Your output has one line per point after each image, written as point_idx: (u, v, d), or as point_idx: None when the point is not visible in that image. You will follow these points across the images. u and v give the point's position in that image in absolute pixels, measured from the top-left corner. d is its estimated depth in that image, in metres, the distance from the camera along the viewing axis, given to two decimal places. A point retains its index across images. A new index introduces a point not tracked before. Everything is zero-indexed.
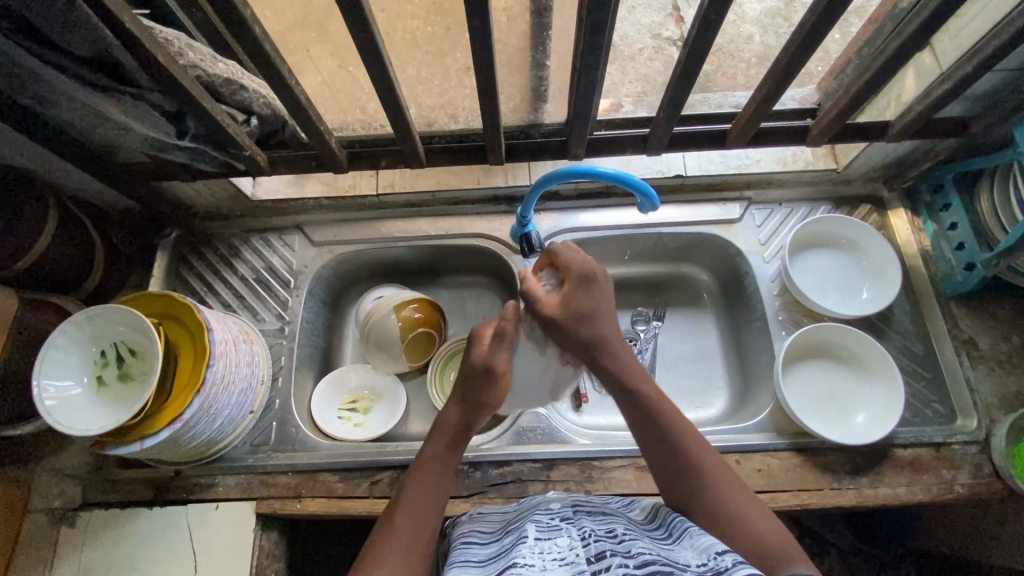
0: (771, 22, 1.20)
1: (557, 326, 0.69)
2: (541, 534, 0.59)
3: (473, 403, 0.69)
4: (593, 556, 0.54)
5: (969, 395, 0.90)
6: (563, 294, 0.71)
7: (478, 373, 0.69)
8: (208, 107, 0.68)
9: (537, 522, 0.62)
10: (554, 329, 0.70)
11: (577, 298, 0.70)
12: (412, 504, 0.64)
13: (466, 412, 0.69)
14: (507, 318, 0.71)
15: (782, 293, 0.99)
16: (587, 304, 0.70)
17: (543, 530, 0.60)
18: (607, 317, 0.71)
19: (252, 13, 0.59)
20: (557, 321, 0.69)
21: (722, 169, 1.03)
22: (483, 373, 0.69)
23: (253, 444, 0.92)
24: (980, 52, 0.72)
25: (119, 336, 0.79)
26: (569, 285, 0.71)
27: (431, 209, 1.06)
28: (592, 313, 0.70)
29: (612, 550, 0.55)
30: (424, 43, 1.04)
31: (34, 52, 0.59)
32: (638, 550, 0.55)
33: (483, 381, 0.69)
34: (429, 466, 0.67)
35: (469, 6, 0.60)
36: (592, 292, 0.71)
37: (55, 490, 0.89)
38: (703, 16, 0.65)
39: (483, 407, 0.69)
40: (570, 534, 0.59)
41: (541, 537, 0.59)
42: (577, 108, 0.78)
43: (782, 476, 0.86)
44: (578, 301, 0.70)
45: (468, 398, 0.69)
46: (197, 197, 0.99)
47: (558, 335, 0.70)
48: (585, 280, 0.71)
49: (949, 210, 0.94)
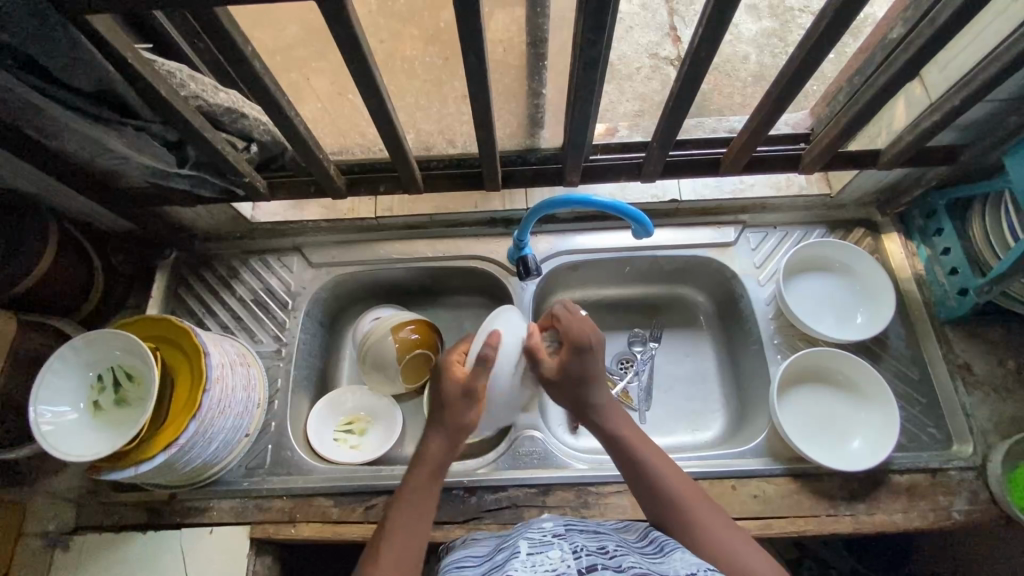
0: (766, 42, 1.22)
1: (555, 385, 0.77)
2: (533, 549, 0.59)
3: (446, 424, 0.73)
4: (585, 567, 0.55)
5: (964, 419, 0.91)
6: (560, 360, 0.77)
7: (449, 399, 0.74)
8: (208, 137, 0.69)
9: (529, 538, 0.62)
10: (554, 388, 0.77)
11: (571, 364, 0.76)
12: (396, 525, 0.66)
13: (443, 434, 0.73)
14: (490, 346, 0.74)
15: (778, 316, 1.00)
16: (581, 368, 0.76)
17: (535, 546, 0.60)
18: (598, 382, 0.76)
19: (253, 49, 0.60)
20: (557, 381, 0.77)
21: (717, 193, 1.04)
22: (445, 398, 0.75)
23: (249, 467, 0.92)
24: (967, 86, 0.73)
25: (117, 360, 0.79)
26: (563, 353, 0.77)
27: (429, 230, 1.07)
28: (585, 377, 0.76)
29: (603, 563, 0.56)
30: (422, 72, 1.07)
31: (37, 86, 0.60)
32: (629, 563, 0.56)
33: (445, 405, 0.75)
34: (410, 484, 0.70)
35: (465, 44, 0.61)
36: (588, 358, 0.76)
37: (50, 513, 0.90)
38: (695, 53, 0.67)
39: (458, 430, 0.74)
40: (561, 547, 0.59)
41: (533, 551, 0.59)
42: (572, 136, 0.79)
43: (778, 502, 0.86)
44: (572, 367, 0.76)
45: (443, 421, 0.74)
46: (197, 219, 1.00)
47: (558, 393, 0.78)
48: (580, 347, 0.76)
49: (942, 235, 0.95)
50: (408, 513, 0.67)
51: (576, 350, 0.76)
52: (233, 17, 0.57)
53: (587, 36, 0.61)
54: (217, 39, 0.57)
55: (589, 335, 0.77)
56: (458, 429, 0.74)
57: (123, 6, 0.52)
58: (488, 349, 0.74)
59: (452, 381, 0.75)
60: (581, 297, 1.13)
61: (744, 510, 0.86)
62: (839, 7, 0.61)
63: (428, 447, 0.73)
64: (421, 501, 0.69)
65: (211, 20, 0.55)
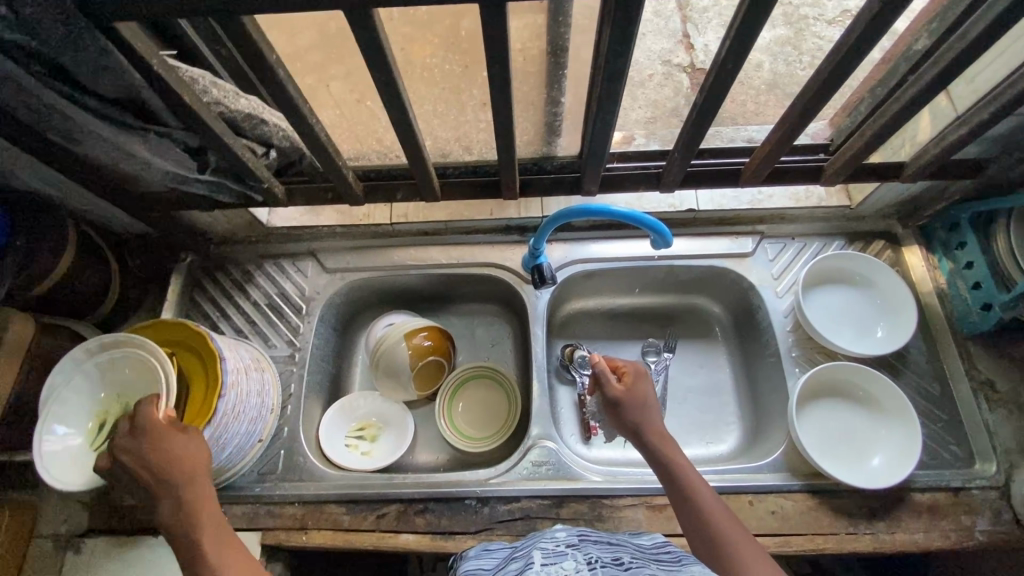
0: (780, 50, 1.21)
1: (620, 406, 0.77)
2: (547, 560, 0.58)
3: (172, 472, 0.67)
4: None
5: (987, 438, 0.89)
6: (624, 383, 0.80)
7: (159, 446, 0.67)
8: (229, 143, 0.70)
9: (542, 548, 0.61)
10: (618, 410, 0.78)
11: (639, 387, 0.79)
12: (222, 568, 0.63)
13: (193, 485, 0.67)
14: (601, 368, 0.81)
15: (796, 329, 0.98)
16: (645, 392, 0.79)
17: (549, 556, 0.59)
18: (658, 410, 0.78)
19: (277, 58, 0.60)
20: (619, 404, 0.77)
21: (736, 203, 1.04)
22: (176, 455, 0.68)
23: (261, 472, 0.92)
24: (996, 100, 0.72)
25: (115, 376, 0.76)
26: (629, 376, 0.80)
27: (443, 238, 1.07)
28: (647, 402, 0.78)
29: None
30: (440, 81, 1.08)
31: (63, 93, 0.60)
32: None
33: (176, 463, 0.67)
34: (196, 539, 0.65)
35: (489, 53, 0.60)
36: (648, 386, 0.80)
37: (62, 515, 0.89)
38: (721, 65, 0.66)
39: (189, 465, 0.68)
40: (576, 558, 0.58)
41: (547, 562, 0.58)
42: (592, 147, 0.79)
43: (796, 519, 0.85)
44: (639, 389, 0.79)
45: (163, 473, 0.66)
46: (214, 223, 1.00)
47: (620, 416, 0.77)
48: (642, 372, 0.81)
49: (964, 248, 0.93)
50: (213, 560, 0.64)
51: (637, 376, 0.80)
52: (260, 27, 0.57)
53: (613, 47, 0.60)
54: (244, 49, 0.57)
55: (645, 366, 0.82)
56: (204, 469, 0.69)
57: (152, 14, 0.52)
58: (598, 364, 0.81)
59: (168, 441, 0.68)
60: (595, 306, 1.12)
61: (762, 526, 0.84)
62: (869, 21, 0.60)
63: (189, 502, 0.66)
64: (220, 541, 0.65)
65: (239, 32, 0.55)
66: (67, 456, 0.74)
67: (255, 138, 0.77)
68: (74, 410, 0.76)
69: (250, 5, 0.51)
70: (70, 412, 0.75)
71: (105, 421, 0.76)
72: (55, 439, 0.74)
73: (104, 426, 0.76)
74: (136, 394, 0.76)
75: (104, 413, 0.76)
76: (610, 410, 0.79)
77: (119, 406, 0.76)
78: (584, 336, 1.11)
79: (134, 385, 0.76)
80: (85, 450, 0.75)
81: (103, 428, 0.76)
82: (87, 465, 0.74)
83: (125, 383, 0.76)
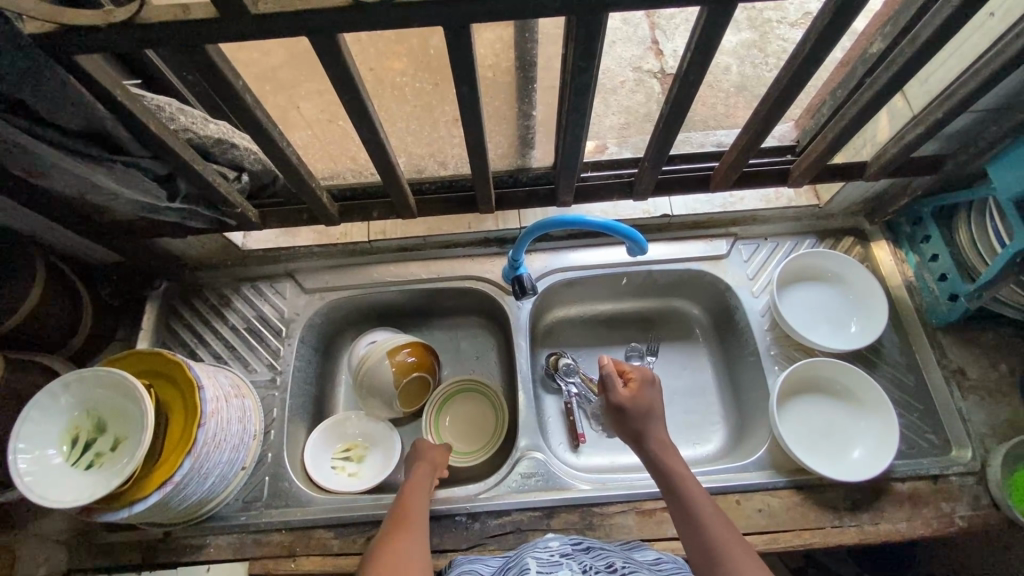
0: (746, 53, 1.24)
1: (623, 411, 0.79)
2: (543, 569, 0.60)
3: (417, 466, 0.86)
4: None
5: (962, 424, 0.91)
6: (631, 388, 0.81)
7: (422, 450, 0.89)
8: (199, 169, 0.69)
9: (538, 558, 0.63)
10: (623, 416, 0.79)
11: (643, 395, 0.79)
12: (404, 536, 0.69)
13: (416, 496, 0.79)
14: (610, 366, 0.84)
15: (773, 326, 1.00)
16: (649, 400, 0.80)
17: (544, 565, 0.61)
18: (661, 418, 0.80)
19: (244, 84, 0.60)
20: (625, 410, 0.79)
21: (708, 207, 1.06)
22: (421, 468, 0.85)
23: (245, 500, 0.90)
24: (948, 101, 0.74)
25: (97, 395, 0.75)
26: (635, 382, 0.81)
27: (422, 253, 1.07)
28: (652, 409, 0.79)
29: None
30: (412, 98, 1.09)
31: (25, 128, 0.59)
32: None
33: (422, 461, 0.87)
34: (396, 536, 0.70)
35: (455, 72, 0.61)
36: (655, 393, 0.81)
37: (41, 556, 0.87)
38: (684, 76, 0.67)
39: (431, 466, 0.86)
40: (571, 568, 0.60)
41: (543, 571, 0.60)
42: (564, 159, 0.80)
43: (784, 515, 0.86)
44: (644, 397, 0.79)
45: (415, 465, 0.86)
46: (187, 249, 0.99)
47: (625, 422, 0.79)
48: (650, 378, 0.82)
49: (929, 242, 0.96)
50: (404, 555, 0.66)
51: (645, 382, 0.82)
52: (224, 55, 0.56)
53: (577, 64, 0.61)
54: (208, 76, 0.57)
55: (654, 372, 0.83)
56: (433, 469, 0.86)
57: (113, 46, 0.52)
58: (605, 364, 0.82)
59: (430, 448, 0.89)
60: (578, 313, 1.13)
61: (750, 525, 0.85)
62: (822, 32, 0.62)
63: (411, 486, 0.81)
64: (420, 546, 0.69)
65: (202, 62, 0.54)
66: (40, 473, 0.70)
67: (225, 163, 0.76)
68: (39, 431, 0.72)
69: (213, 34, 0.51)
70: (35, 433, 0.72)
71: (79, 437, 0.74)
72: (26, 458, 0.71)
73: (79, 442, 0.74)
74: (119, 411, 0.75)
75: (79, 430, 0.74)
76: (614, 414, 0.81)
77: (98, 423, 0.75)
78: (567, 344, 1.11)
79: (117, 402, 0.75)
80: (59, 466, 0.72)
81: (79, 445, 0.74)
82: (59, 482, 0.71)
83: (100, 394, 0.75)
